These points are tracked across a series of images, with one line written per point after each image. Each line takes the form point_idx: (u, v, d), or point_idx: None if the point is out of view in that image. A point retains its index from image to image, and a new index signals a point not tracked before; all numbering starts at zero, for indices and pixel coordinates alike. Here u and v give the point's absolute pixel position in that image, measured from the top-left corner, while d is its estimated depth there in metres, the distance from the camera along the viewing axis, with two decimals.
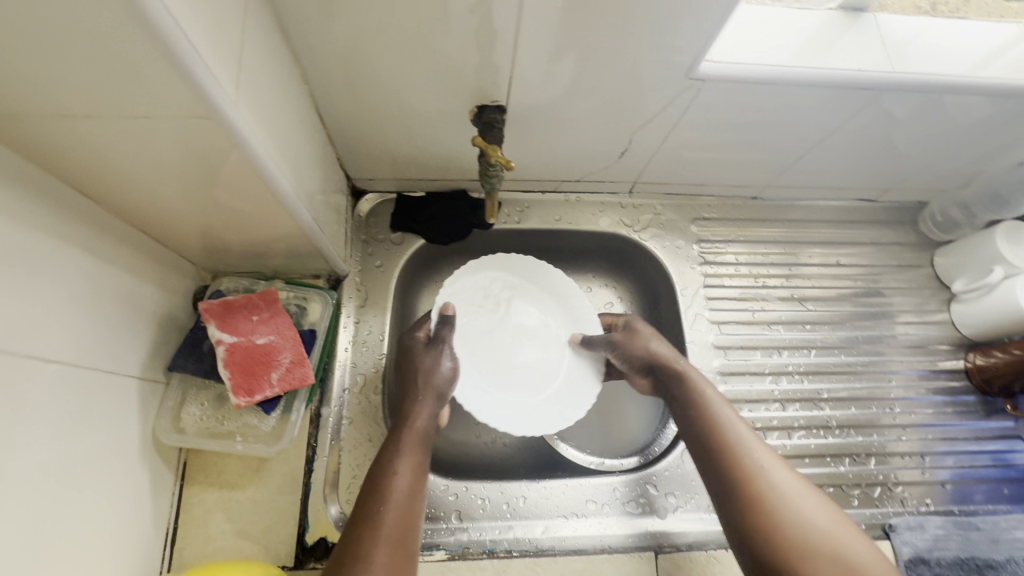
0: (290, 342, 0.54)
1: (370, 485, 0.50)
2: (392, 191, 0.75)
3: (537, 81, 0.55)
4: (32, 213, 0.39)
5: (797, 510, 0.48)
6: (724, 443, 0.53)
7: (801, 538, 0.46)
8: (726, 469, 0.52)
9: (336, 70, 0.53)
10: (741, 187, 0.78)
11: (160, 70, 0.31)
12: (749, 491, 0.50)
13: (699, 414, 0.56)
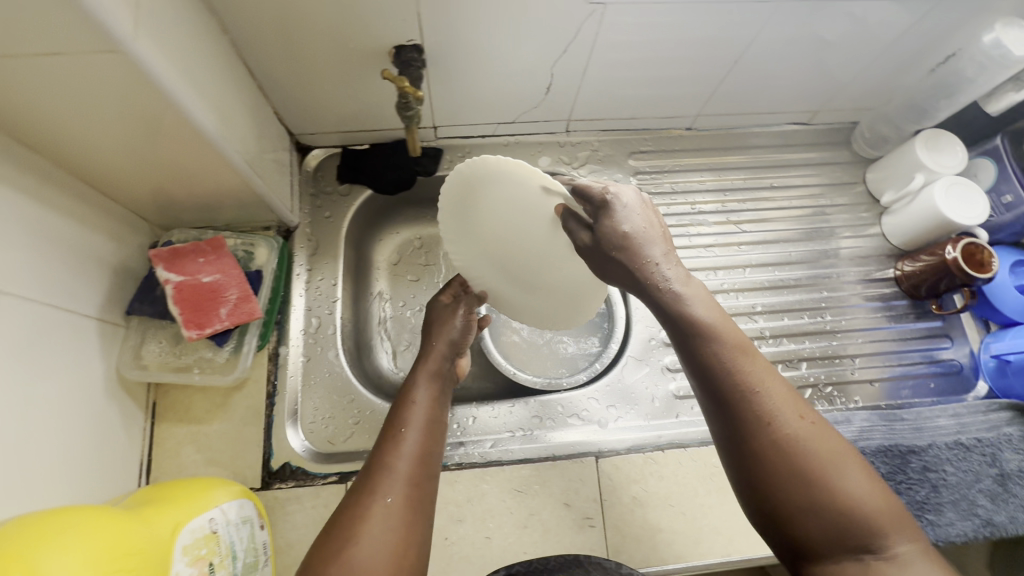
0: (236, 280, 0.58)
1: (394, 415, 0.58)
2: (336, 145, 0.78)
3: (449, 18, 0.57)
4: None
5: (799, 450, 0.42)
6: (724, 379, 0.44)
7: (800, 480, 0.41)
8: (724, 407, 0.44)
9: (255, 22, 0.55)
10: (673, 118, 0.81)
11: (59, 4, 0.35)
12: (745, 421, 0.43)
13: (694, 343, 0.45)
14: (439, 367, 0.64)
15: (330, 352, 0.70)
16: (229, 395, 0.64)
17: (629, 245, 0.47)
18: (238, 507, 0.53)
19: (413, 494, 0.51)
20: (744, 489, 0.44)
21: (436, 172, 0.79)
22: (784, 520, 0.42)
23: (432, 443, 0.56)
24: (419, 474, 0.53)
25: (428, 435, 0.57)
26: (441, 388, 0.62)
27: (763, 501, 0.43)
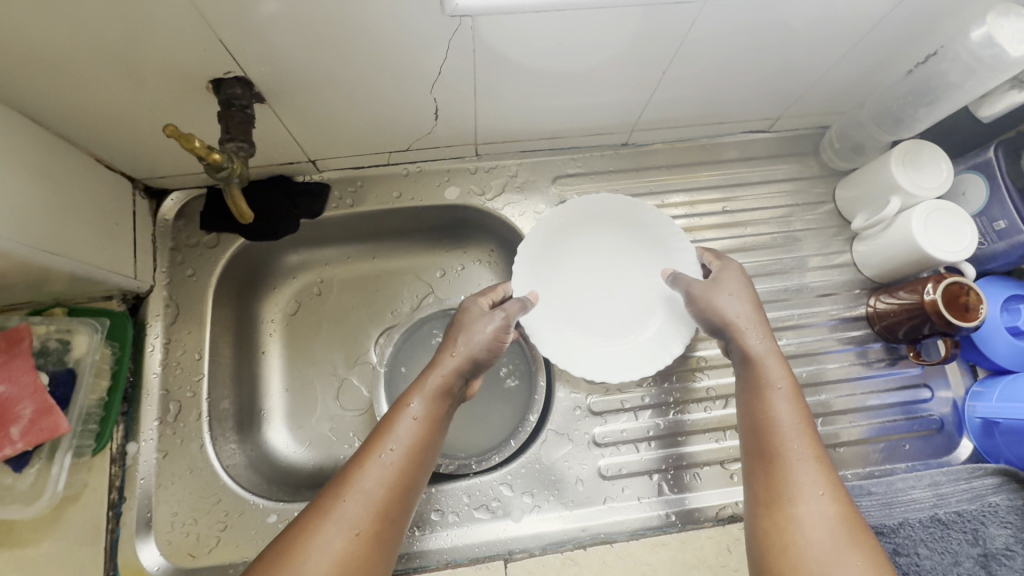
0: (30, 390, 0.48)
1: (384, 428, 0.49)
2: (200, 186, 0.65)
3: (274, 41, 0.44)
4: None
5: (837, 531, 0.41)
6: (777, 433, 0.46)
7: (821, 560, 0.40)
8: (767, 455, 0.46)
9: (15, 68, 0.43)
10: (604, 134, 0.67)
11: None
12: (784, 466, 0.45)
13: (755, 389, 0.50)
14: (449, 387, 0.53)
15: (193, 443, 0.59)
16: (61, 510, 0.53)
17: (726, 296, 0.54)
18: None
19: (376, 539, 0.43)
20: (760, 540, 0.44)
21: (322, 213, 0.67)
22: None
23: (412, 479, 0.47)
24: (390, 517, 0.44)
25: (411, 468, 0.47)
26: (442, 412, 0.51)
27: (771, 551, 0.42)
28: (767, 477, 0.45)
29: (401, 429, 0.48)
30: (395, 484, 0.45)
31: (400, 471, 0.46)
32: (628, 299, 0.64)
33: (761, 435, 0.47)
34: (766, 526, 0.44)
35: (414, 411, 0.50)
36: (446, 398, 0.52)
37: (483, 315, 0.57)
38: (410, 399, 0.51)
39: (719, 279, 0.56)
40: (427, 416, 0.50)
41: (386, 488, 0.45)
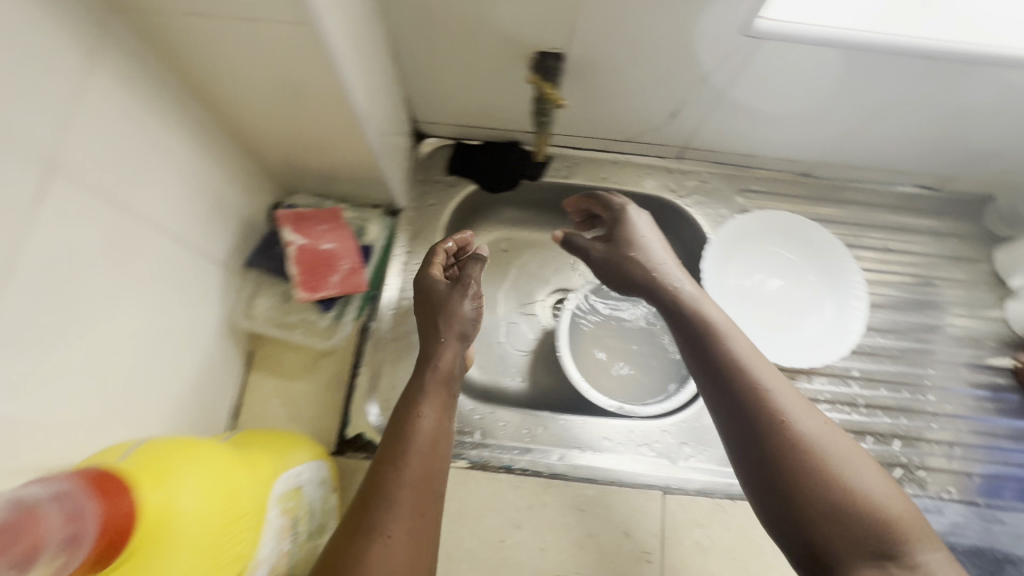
0: (349, 251, 0.64)
1: (393, 432, 0.49)
2: (450, 137, 0.80)
3: (603, 30, 0.58)
4: (167, 106, 0.47)
5: (824, 438, 0.44)
6: (744, 372, 0.49)
7: (834, 490, 0.42)
8: (746, 401, 0.47)
9: (417, 15, 0.59)
10: (794, 161, 0.78)
11: None
12: (760, 420, 0.46)
13: (709, 336, 0.52)
14: (444, 376, 0.54)
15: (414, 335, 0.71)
16: (318, 358, 0.66)
17: (639, 249, 0.61)
18: (305, 468, 0.52)
19: (415, 538, 0.44)
20: (764, 484, 0.44)
21: (542, 177, 0.79)
22: (804, 509, 0.42)
23: (437, 470, 0.48)
24: (422, 508, 0.45)
25: (433, 463, 0.48)
26: (447, 401, 0.53)
27: (790, 494, 0.43)
28: (749, 427, 0.46)
29: (409, 428, 0.49)
30: (420, 481, 0.46)
31: (422, 469, 0.47)
32: (806, 302, 0.73)
33: (727, 389, 0.49)
34: (765, 463, 0.45)
35: (421, 409, 0.51)
36: (445, 394, 0.53)
37: (462, 293, 0.59)
38: (413, 409, 0.51)
39: (615, 228, 0.64)
40: (434, 409, 0.51)
41: (410, 487, 0.46)
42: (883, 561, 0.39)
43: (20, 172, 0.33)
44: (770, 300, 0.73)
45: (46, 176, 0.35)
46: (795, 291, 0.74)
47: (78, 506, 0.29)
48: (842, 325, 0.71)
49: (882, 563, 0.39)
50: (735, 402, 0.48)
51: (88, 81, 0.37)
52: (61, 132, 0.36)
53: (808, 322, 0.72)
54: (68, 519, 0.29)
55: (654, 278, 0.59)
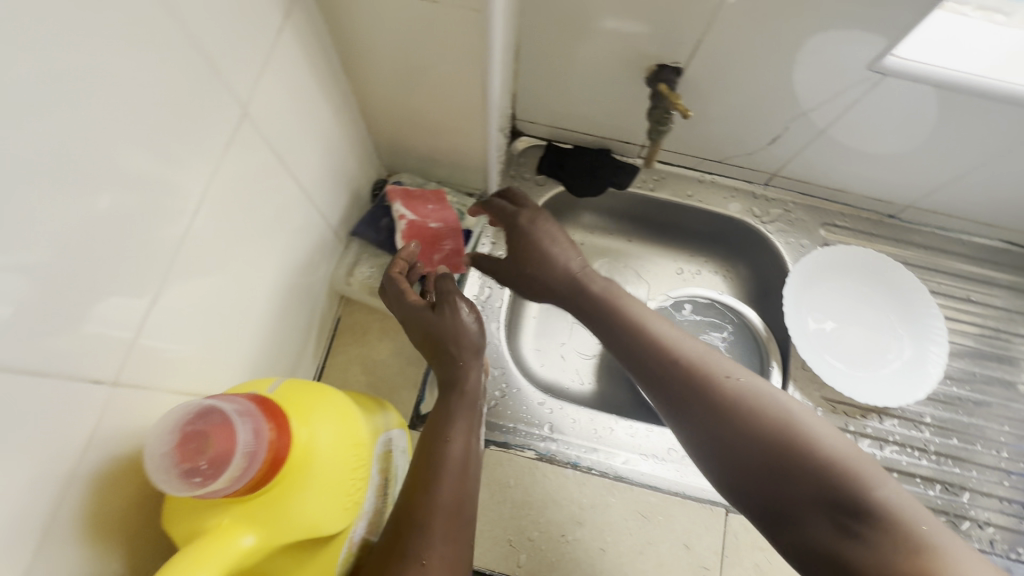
0: (452, 230, 0.66)
1: (423, 457, 0.49)
2: (544, 138, 0.83)
3: (726, 47, 0.61)
4: (326, 71, 0.50)
5: (762, 403, 0.46)
6: (678, 357, 0.51)
7: (780, 460, 0.43)
8: (683, 397, 0.49)
9: (552, 15, 0.62)
10: (882, 201, 0.78)
11: None
12: (700, 414, 0.48)
13: (637, 338, 0.54)
14: (471, 399, 0.53)
15: (491, 324, 0.73)
16: (400, 333, 0.68)
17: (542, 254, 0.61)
18: (394, 434, 0.53)
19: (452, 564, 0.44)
20: (720, 468, 0.46)
21: (628, 187, 0.81)
22: (762, 479, 0.44)
23: (463, 498, 0.48)
24: (453, 535, 0.45)
25: (460, 490, 0.48)
26: (473, 421, 0.52)
27: (748, 472, 0.44)
28: (695, 425, 0.48)
29: (439, 452, 0.49)
30: (449, 509, 0.46)
31: (454, 493, 0.47)
32: (887, 344, 0.73)
33: (665, 383, 0.50)
34: (711, 445, 0.46)
35: (450, 432, 0.50)
36: (471, 416, 0.52)
37: (456, 313, 0.56)
38: (439, 436, 0.50)
39: (507, 224, 0.63)
40: (462, 432, 0.51)
41: (441, 514, 0.46)
42: (838, 515, 0.40)
43: (220, 113, 0.37)
44: (850, 337, 0.73)
45: (238, 121, 0.39)
46: (877, 332, 0.73)
47: (254, 428, 0.31)
48: (923, 372, 0.70)
49: (839, 518, 0.40)
50: (672, 392, 0.50)
51: (280, 41, 0.41)
52: (255, 83, 0.39)
53: (887, 364, 0.71)
54: (254, 435, 0.31)
55: (564, 271, 0.60)
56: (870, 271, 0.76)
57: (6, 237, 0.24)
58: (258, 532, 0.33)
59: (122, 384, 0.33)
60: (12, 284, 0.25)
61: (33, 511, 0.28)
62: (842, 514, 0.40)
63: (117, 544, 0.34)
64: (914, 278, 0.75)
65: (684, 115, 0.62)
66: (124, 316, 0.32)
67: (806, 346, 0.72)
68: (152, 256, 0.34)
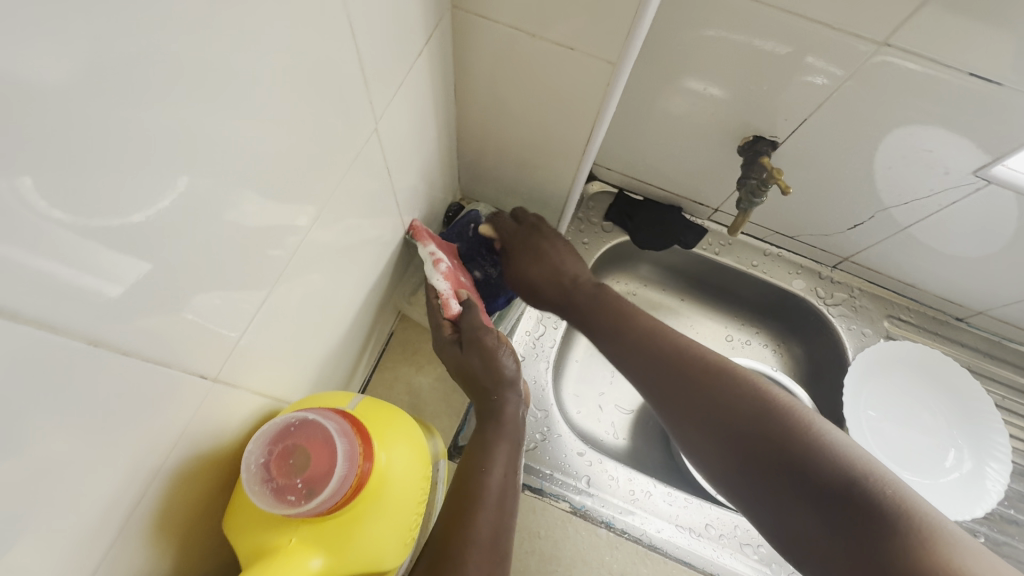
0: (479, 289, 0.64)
1: (463, 485, 0.46)
2: (616, 185, 0.83)
3: (823, 131, 0.61)
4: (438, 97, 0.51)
5: (759, 395, 0.48)
6: (671, 352, 0.55)
7: (774, 445, 0.45)
8: (683, 392, 0.52)
9: (655, 74, 0.63)
10: (954, 303, 0.76)
11: (619, 22, 0.41)
12: (699, 407, 0.50)
13: (631, 332, 0.58)
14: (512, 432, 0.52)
15: (539, 363, 0.72)
16: None
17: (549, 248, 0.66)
18: (442, 466, 0.51)
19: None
20: (735, 455, 0.47)
21: (692, 248, 0.81)
22: (777, 466, 0.44)
23: (502, 526, 0.45)
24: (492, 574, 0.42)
25: (499, 519, 0.45)
26: (512, 453, 0.50)
27: (763, 461, 0.45)
28: (697, 421, 0.50)
29: (479, 479, 0.46)
30: (490, 542, 0.43)
31: (492, 527, 0.44)
32: (946, 456, 0.70)
33: (664, 374, 0.54)
34: (722, 444, 0.48)
35: (489, 459, 0.48)
36: (508, 441, 0.50)
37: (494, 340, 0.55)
38: (477, 467, 0.47)
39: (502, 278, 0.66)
40: (504, 462, 0.49)
41: (479, 550, 0.42)
42: (841, 506, 0.40)
43: (354, 125, 0.38)
44: (908, 442, 0.70)
45: (370, 136, 0.40)
46: (936, 440, 0.71)
47: (348, 450, 0.31)
48: (988, 490, 0.66)
49: (837, 505, 0.40)
50: (694, 387, 0.52)
51: (415, 66, 0.43)
52: (389, 101, 0.41)
53: (946, 477, 0.68)
54: (347, 456, 0.31)
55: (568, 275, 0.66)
56: (933, 375, 0.73)
57: (155, 207, 0.23)
58: (326, 556, 0.31)
59: (221, 380, 0.32)
60: (158, 256, 0.25)
61: (122, 498, 0.27)
62: (843, 508, 0.40)
63: (175, 546, 0.32)
64: (980, 389, 0.72)
65: (784, 191, 0.61)
66: (233, 313, 0.32)
67: (863, 445, 0.69)
68: (271, 253, 0.34)
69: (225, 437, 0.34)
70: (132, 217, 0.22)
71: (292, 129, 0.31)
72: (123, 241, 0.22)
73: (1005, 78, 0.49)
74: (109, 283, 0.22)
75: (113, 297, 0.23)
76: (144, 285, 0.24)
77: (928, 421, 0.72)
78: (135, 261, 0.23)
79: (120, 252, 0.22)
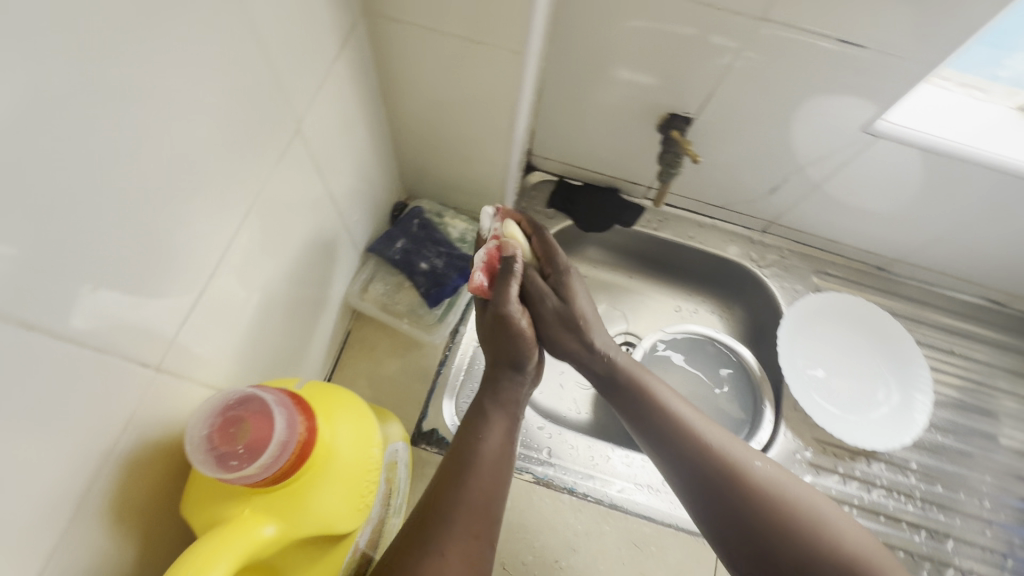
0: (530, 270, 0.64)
1: (459, 450, 0.52)
2: (556, 173, 0.87)
3: (731, 103, 0.66)
4: (365, 97, 0.54)
5: (782, 492, 0.52)
6: (694, 437, 0.55)
7: (799, 545, 0.49)
8: (703, 476, 0.54)
9: (573, 62, 0.67)
10: (872, 254, 0.83)
11: (518, 14, 0.45)
12: (720, 495, 0.52)
13: (652, 411, 0.58)
14: (509, 407, 0.57)
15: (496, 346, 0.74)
16: (409, 350, 0.70)
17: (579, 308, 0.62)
18: (399, 447, 0.54)
19: (466, 554, 0.46)
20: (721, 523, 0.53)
21: (632, 226, 0.85)
22: (758, 537, 0.50)
23: (493, 489, 0.51)
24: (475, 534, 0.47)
25: (489, 483, 0.51)
26: (510, 424, 0.56)
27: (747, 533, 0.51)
28: (717, 510, 0.52)
29: (473, 447, 0.52)
30: (474, 502, 0.49)
31: (483, 492, 0.50)
32: (879, 393, 0.75)
33: (686, 461, 0.55)
34: (739, 532, 0.51)
35: (484, 433, 0.54)
36: (506, 418, 0.56)
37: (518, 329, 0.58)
38: (471, 434, 0.54)
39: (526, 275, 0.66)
40: (498, 436, 0.54)
41: (469, 509, 0.48)
42: None
43: (279, 128, 0.41)
44: (842, 384, 0.76)
45: (293, 136, 0.43)
46: (868, 380, 0.76)
47: (288, 419, 0.34)
48: (913, 420, 0.73)
49: None
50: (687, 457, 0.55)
51: (334, 69, 0.45)
52: (310, 104, 0.44)
53: (879, 413, 0.74)
54: (289, 425, 0.33)
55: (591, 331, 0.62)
56: (861, 320, 0.80)
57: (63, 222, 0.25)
58: (279, 523, 0.34)
59: (164, 370, 0.34)
60: (86, 250, 0.27)
61: (74, 480, 0.29)
62: None
63: (136, 530, 0.34)
64: (903, 331, 0.78)
65: (695, 161, 0.66)
66: (170, 306, 0.34)
67: (800, 390, 0.75)
68: (206, 251, 0.36)
69: (175, 427, 0.36)
70: (17, 248, 0.23)
71: (212, 134, 0.34)
72: (44, 251, 0.25)
73: (872, 41, 0.55)
74: (30, 286, 0.24)
75: (37, 300, 0.25)
76: (73, 278, 0.27)
77: (860, 362, 0.78)
78: (63, 254, 0.26)
79: (48, 246, 0.25)
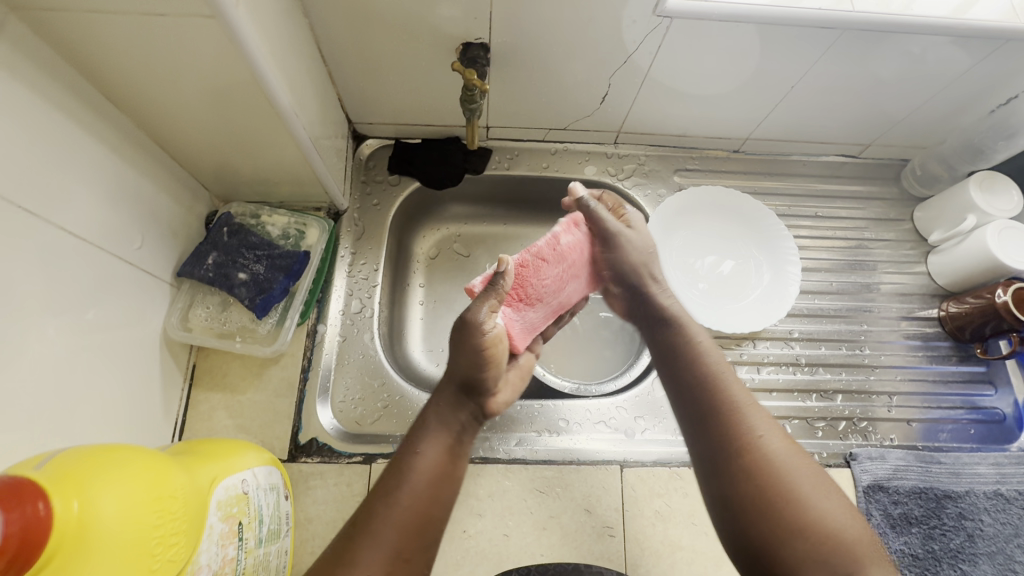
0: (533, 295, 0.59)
1: (398, 459, 0.52)
2: (390, 137, 0.81)
3: (520, 17, 0.61)
4: (73, 110, 0.46)
5: (774, 460, 0.49)
6: (715, 390, 0.54)
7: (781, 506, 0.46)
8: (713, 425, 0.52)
9: (341, 14, 0.60)
10: (724, 139, 0.82)
11: None
12: (727, 444, 0.51)
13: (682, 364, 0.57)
14: (453, 423, 0.55)
15: (364, 334, 0.70)
16: (266, 365, 0.65)
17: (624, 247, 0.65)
18: (249, 474, 0.50)
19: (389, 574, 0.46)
20: (704, 468, 0.52)
21: (484, 171, 0.80)
22: (741, 506, 0.48)
23: (427, 510, 0.50)
24: (405, 554, 0.47)
25: (423, 503, 0.50)
26: (451, 440, 0.54)
27: (737, 510, 0.48)
28: (715, 458, 0.51)
29: (409, 460, 0.52)
30: (405, 522, 0.48)
31: (411, 510, 0.49)
32: (752, 275, 0.76)
33: (702, 408, 0.54)
34: (728, 488, 0.49)
35: (422, 448, 0.53)
36: (446, 435, 0.54)
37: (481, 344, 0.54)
38: (411, 446, 0.53)
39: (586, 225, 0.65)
40: (432, 454, 0.53)
41: (392, 527, 0.48)
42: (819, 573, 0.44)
43: None
44: (718, 275, 0.76)
45: None
46: (740, 265, 0.77)
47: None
48: (788, 292, 0.74)
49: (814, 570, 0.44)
50: (693, 415, 0.54)
51: None
52: None
53: (755, 294, 0.75)
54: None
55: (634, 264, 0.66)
56: (726, 207, 0.79)
57: None
58: None
59: None
60: None
61: None
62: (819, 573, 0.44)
63: None
64: (765, 208, 0.78)
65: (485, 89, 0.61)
66: None
67: (678, 292, 0.74)
68: None
69: None
70: None
71: None
72: None
73: None
74: None
75: None
76: None
77: (732, 250, 0.78)
78: None
79: None
